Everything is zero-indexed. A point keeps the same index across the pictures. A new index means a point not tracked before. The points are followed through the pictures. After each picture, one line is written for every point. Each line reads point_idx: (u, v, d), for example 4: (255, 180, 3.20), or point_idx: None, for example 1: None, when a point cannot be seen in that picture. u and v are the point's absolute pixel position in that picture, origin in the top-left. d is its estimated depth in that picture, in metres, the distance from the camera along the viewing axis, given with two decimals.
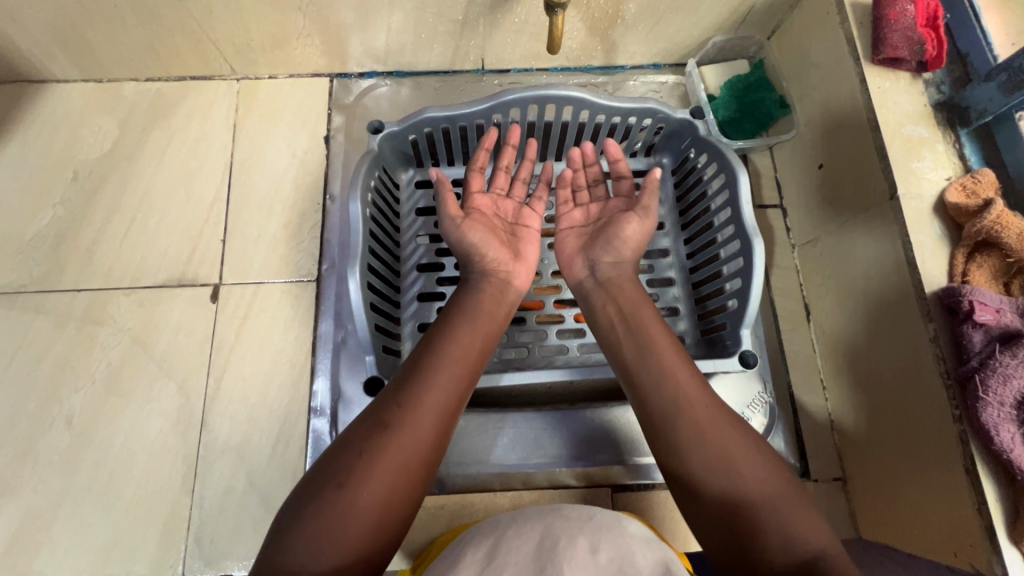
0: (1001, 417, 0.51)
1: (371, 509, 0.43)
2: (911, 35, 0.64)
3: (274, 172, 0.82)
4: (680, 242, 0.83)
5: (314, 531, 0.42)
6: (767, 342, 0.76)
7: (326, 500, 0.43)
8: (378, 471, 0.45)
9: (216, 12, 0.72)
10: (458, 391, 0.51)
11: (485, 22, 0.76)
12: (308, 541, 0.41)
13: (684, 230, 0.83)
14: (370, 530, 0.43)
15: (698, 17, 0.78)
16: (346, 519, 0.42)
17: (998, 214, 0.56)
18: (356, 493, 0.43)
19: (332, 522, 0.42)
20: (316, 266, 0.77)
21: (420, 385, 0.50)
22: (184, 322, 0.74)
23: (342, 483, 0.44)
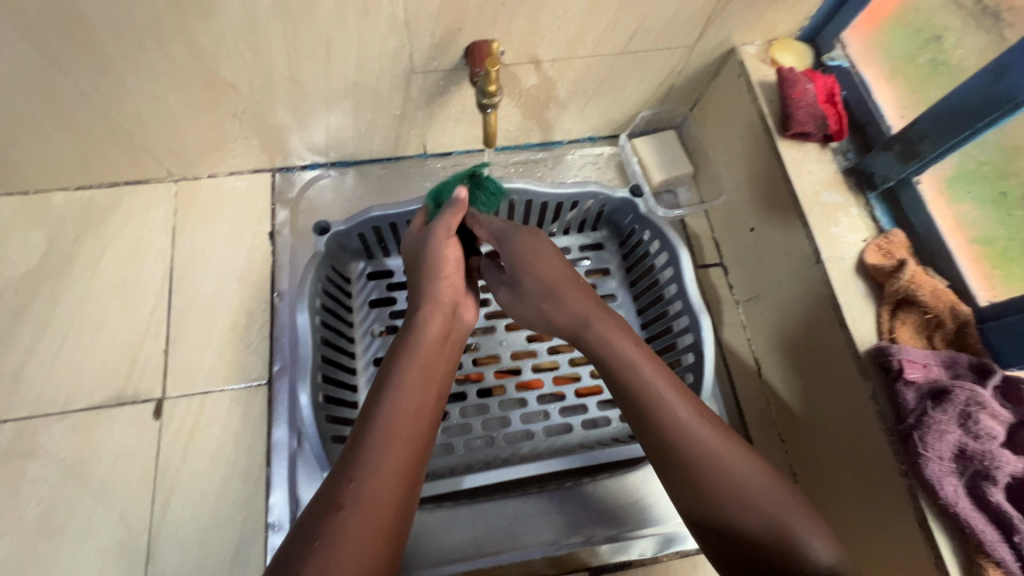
0: (943, 472, 0.53)
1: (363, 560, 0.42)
2: (806, 102, 0.70)
3: (218, 274, 0.80)
4: (633, 311, 0.86)
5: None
6: (725, 404, 0.78)
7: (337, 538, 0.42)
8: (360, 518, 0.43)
9: (148, 123, 0.71)
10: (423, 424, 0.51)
11: (423, 114, 0.78)
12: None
13: (635, 299, 0.86)
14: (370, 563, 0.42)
15: (624, 96, 0.83)
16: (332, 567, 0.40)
17: (912, 274, 0.61)
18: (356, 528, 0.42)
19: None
20: (267, 368, 0.75)
21: (389, 426, 0.48)
22: (125, 443, 0.70)
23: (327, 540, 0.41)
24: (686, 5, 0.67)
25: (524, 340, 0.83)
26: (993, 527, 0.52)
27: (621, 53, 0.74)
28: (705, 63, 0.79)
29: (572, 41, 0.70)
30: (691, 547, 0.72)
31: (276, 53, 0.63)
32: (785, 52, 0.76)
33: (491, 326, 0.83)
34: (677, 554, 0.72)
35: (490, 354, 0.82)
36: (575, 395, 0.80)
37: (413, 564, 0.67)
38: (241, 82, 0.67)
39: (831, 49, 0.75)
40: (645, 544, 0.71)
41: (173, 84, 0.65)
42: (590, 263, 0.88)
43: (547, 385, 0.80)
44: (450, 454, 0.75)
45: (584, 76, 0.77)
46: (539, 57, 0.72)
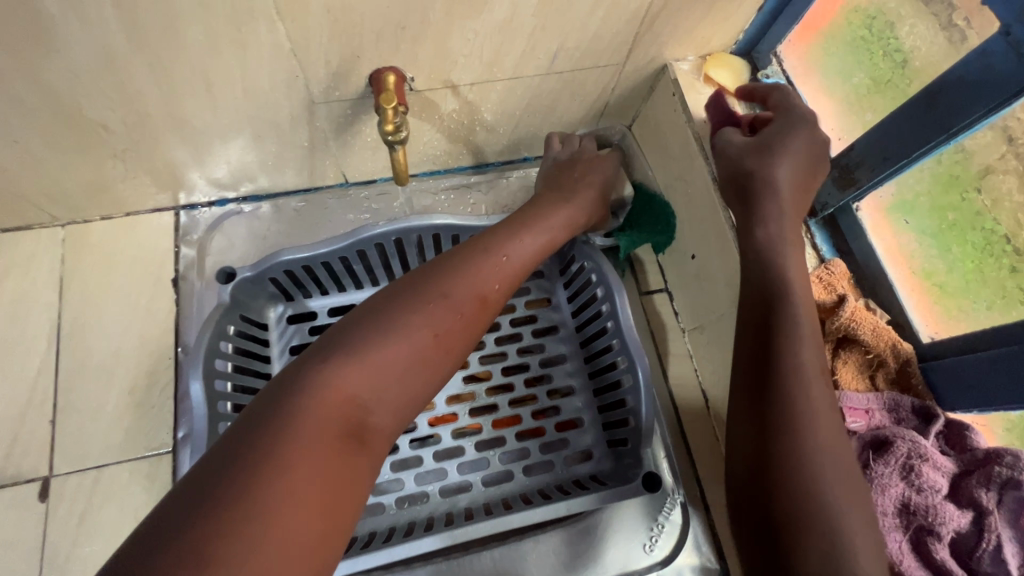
0: (886, 528, 0.50)
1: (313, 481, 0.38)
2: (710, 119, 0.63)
3: (114, 328, 0.72)
4: (577, 344, 0.81)
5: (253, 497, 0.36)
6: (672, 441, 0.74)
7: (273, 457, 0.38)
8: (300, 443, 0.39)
9: (13, 168, 0.62)
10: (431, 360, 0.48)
11: (335, 144, 0.71)
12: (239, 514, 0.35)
13: (579, 331, 0.81)
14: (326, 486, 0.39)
15: (557, 116, 0.78)
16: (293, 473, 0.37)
17: (852, 310, 0.57)
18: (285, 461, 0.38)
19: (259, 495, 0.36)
20: (172, 434, 0.68)
21: (498, 258, 0.56)
22: (6, 532, 0.62)
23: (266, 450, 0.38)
24: (609, 23, 0.62)
25: (460, 383, 0.77)
26: None
27: (546, 74, 0.68)
28: (638, 80, 0.74)
29: (489, 64, 0.64)
30: None
31: (146, 90, 0.56)
32: (720, 68, 0.71)
33: None
34: None
35: None
36: (515, 439, 0.75)
37: None
38: (114, 121, 0.59)
39: (767, 64, 0.70)
40: None
41: (30, 128, 0.57)
42: (532, 293, 0.83)
43: (486, 431, 0.75)
44: (382, 514, 0.70)
45: (509, 98, 0.71)
46: (455, 81, 0.65)
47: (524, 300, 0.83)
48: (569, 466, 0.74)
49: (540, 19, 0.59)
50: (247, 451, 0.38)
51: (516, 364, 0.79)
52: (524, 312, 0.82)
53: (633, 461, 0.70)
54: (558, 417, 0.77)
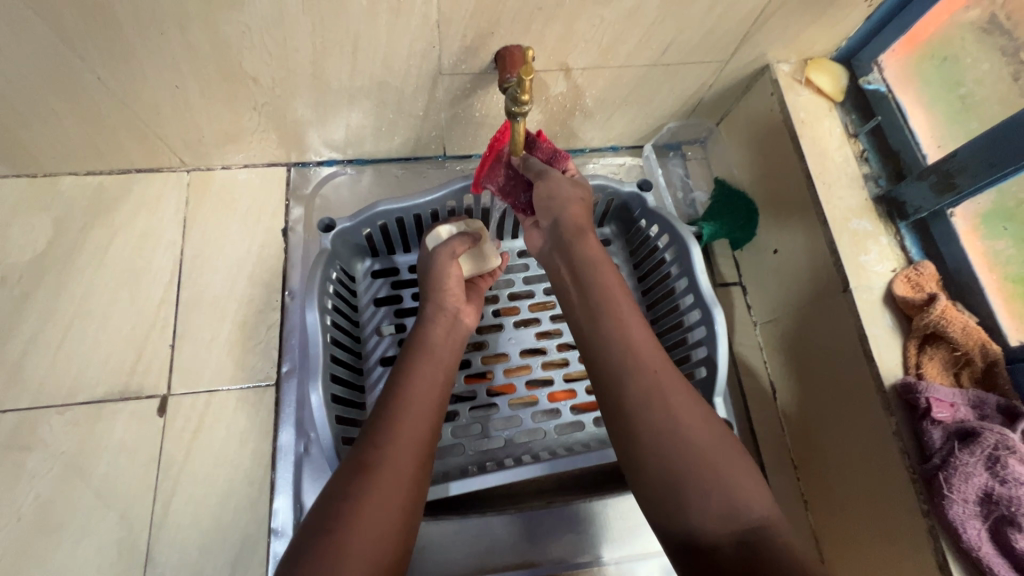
0: (968, 515, 0.53)
1: (405, 469, 0.50)
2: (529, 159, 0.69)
3: (228, 268, 0.78)
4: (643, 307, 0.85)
5: (357, 499, 0.47)
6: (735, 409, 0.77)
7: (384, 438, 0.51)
8: (402, 432, 0.52)
9: (164, 111, 0.69)
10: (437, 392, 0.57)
11: (447, 116, 0.76)
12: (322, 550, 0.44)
13: (645, 295, 0.85)
14: (407, 478, 0.49)
15: (652, 108, 0.82)
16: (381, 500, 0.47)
17: (943, 309, 0.59)
18: (397, 446, 0.51)
19: (336, 547, 0.44)
20: (275, 369, 0.73)
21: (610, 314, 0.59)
22: (128, 440, 0.68)
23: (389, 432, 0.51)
24: (724, 21, 0.66)
25: (533, 339, 0.81)
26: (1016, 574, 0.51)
27: (653, 65, 0.72)
28: (737, 79, 0.77)
29: (605, 50, 0.68)
30: None
31: (301, 49, 0.62)
32: (820, 72, 0.74)
33: (500, 324, 0.82)
34: None
35: (499, 352, 0.81)
36: (585, 392, 0.79)
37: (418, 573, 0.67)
38: (264, 76, 0.65)
39: (868, 72, 0.73)
40: (652, 565, 0.69)
41: (193, 75, 0.63)
42: None
43: (557, 383, 0.79)
44: (461, 454, 0.75)
45: (613, 86, 0.75)
46: (569, 65, 0.70)
47: None
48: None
49: (663, 12, 0.63)
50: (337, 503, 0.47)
51: None
52: None
53: None
54: None
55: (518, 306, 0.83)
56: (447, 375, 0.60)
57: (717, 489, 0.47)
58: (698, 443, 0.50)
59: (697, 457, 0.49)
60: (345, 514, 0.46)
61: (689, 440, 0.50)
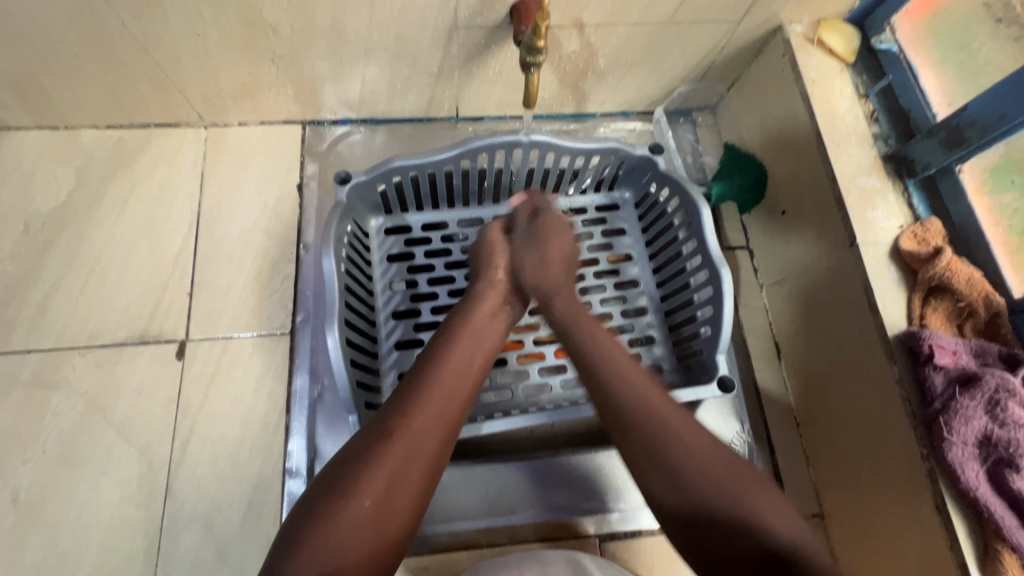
0: (966, 456, 0.54)
1: (427, 446, 0.48)
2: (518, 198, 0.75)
3: (244, 221, 0.79)
4: (650, 271, 0.86)
5: (369, 466, 0.46)
6: (739, 370, 0.78)
7: (411, 410, 0.49)
8: (430, 411, 0.50)
9: (185, 61, 0.70)
10: (475, 372, 0.56)
11: (460, 73, 0.77)
12: (323, 511, 0.44)
13: (652, 260, 0.86)
14: (426, 456, 0.48)
15: (664, 70, 0.82)
16: (396, 475, 0.46)
17: (948, 261, 0.60)
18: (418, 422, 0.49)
19: (338, 518, 0.43)
20: (290, 318, 0.75)
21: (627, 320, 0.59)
22: (147, 382, 0.70)
23: (417, 404, 0.50)
24: None
25: None
26: (1012, 513, 0.52)
27: (666, 23, 0.73)
28: (749, 40, 0.78)
29: (619, 6, 0.68)
30: None
31: None
32: (833, 33, 0.75)
33: None
34: None
35: None
36: None
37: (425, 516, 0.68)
38: (284, 25, 0.66)
39: (880, 32, 0.73)
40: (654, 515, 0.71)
41: (215, 22, 0.65)
42: (607, 224, 0.88)
43: None
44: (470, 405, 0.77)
45: (626, 45, 0.76)
46: (583, 20, 0.70)
47: (600, 232, 0.88)
48: None
49: None
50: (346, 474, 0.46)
51: (594, 286, 0.84)
52: (599, 240, 0.87)
53: (706, 369, 0.74)
54: (630, 334, 0.82)
55: None
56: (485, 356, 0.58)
57: (747, 502, 0.46)
58: (713, 457, 0.48)
59: (717, 483, 0.47)
60: (356, 482, 0.45)
61: (697, 459, 0.48)
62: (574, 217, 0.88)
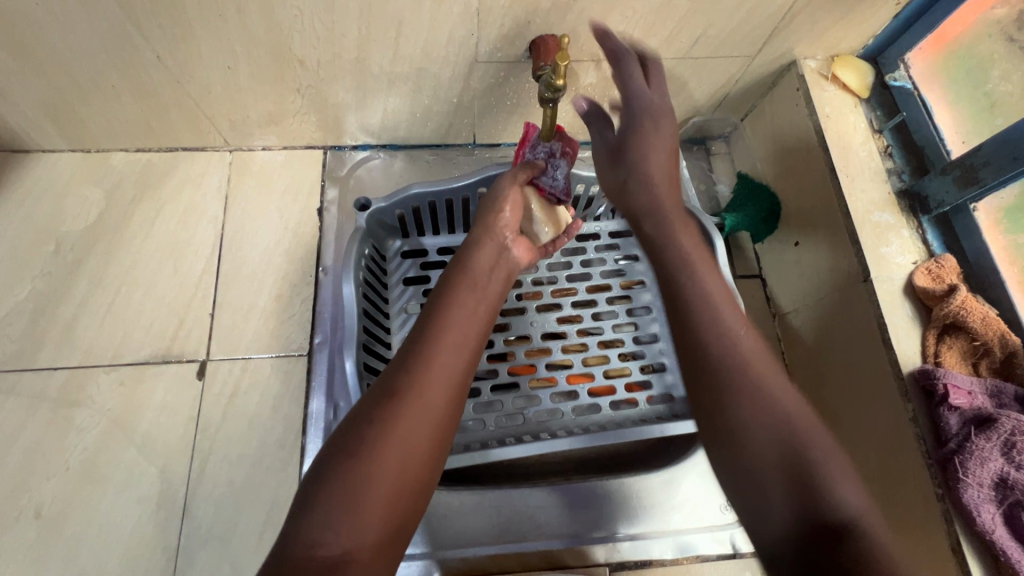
0: (981, 498, 0.54)
1: (437, 404, 0.48)
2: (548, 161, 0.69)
3: (266, 242, 0.82)
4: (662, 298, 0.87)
5: (385, 427, 0.46)
6: None
7: (421, 369, 0.49)
8: (438, 368, 0.50)
9: (215, 91, 0.73)
10: (477, 327, 0.55)
11: (479, 103, 0.79)
12: (345, 474, 0.43)
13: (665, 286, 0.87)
14: (436, 422, 0.48)
15: (679, 101, 0.84)
16: (408, 437, 0.46)
17: (963, 299, 0.60)
18: (427, 379, 0.49)
19: (355, 481, 0.43)
20: (308, 340, 0.76)
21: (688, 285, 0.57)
22: (168, 401, 0.72)
23: (424, 362, 0.50)
24: (754, 15, 0.68)
25: (554, 323, 0.84)
26: None
27: (682, 58, 0.74)
28: (764, 74, 0.79)
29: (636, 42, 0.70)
30: (712, 552, 0.72)
31: (348, 33, 0.65)
32: (847, 68, 0.76)
33: (522, 308, 0.84)
34: (697, 559, 0.72)
35: (521, 334, 0.83)
36: (604, 376, 0.81)
37: (438, 541, 0.69)
38: (311, 58, 0.69)
39: (894, 69, 0.74)
40: (664, 545, 0.71)
41: (245, 55, 0.67)
42: (620, 250, 0.89)
43: (576, 366, 0.81)
44: (482, 429, 0.77)
45: None
46: (601, 55, 0.72)
47: (613, 257, 0.89)
48: (654, 403, 0.80)
49: (695, 4, 0.65)
50: (357, 436, 0.46)
51: (606, 311, 0.85)
52: (612, 266, 0.88)
53: None
54: (642, 361, 0.83)
55: (540, 291, 0.86)
56: (489, 308, 0.58)
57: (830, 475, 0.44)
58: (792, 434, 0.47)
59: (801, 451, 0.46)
60: (368, 448, 0.45)
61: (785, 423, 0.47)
62: (588, 243, 0.89)
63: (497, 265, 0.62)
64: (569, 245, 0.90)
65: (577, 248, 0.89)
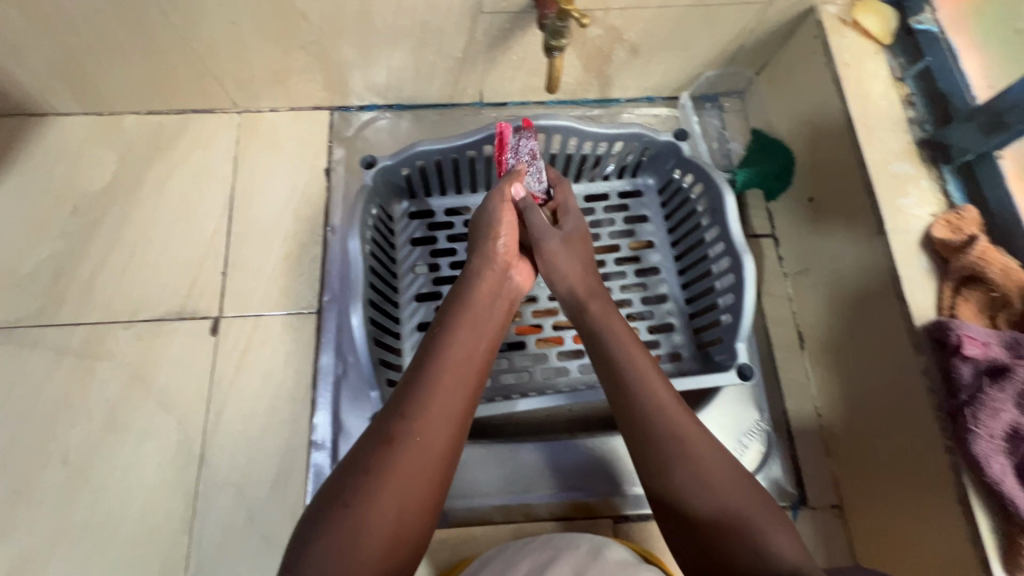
0: (992, 450, 0.53)
1: (434, 452, 0.48)
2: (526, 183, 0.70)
3: (275, 203, 0.82)
4: (672, 259, 0.85)
5: (380, 477, 0.46)
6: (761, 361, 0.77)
7: (416, 415, 0.49)
8: (433, 416, 0.50)
9: (219, 48, 0.73)
10: (479, 360, 0.55)
11: (484, 59, 0.78)
12: (338, 524, 0.44)
13: (674, 247, 0.86)
14: (437, 460, 0.48)
15: (691, 54, 0.81)
16: (407, 483, 0.47)
17: (982, 250, 0.58)
18: (426, 421, 0.49)
19: (356, 526, 0.44)
20: (317, 298, 0.78)
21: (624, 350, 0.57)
22: (184, 355, 0.74)
23: (420, 406, 0.50)
24: None
25: None
26: None
27: (693, 6, 0.71)
28: (780, 22, 0.76)
29: None
30: None
31: None
32: (868, 12, 0.72)
33: None
34: None
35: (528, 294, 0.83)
36: None
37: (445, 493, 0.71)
38: (313, 12, 0.68)
39: (920, 12, 0.71)
40: None
41: (248, 9, 0.67)
42: (630, 210, 0.88)
43: None
44: (491, 385, 0.78)
45: (652, 30, 0.75)
46: (609, 4, 0.70)
47: (622, 217, 0.88)
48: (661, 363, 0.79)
49: None
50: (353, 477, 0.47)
51: (613, 272, 0.84)
52: (621, 227, 0.87)
53: (726, 356, 0.73)
54: (649, 321, 0.82)
55: None
56: (490, 342, 0.58)
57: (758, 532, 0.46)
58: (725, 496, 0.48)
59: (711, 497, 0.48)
60: (362, 492, 0.46)
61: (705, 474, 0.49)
62: (596, 203, 0.88)
63: (496, 296, 0.62)
64: (577, 206, 0.88)
65: (585, 209, 0.88)
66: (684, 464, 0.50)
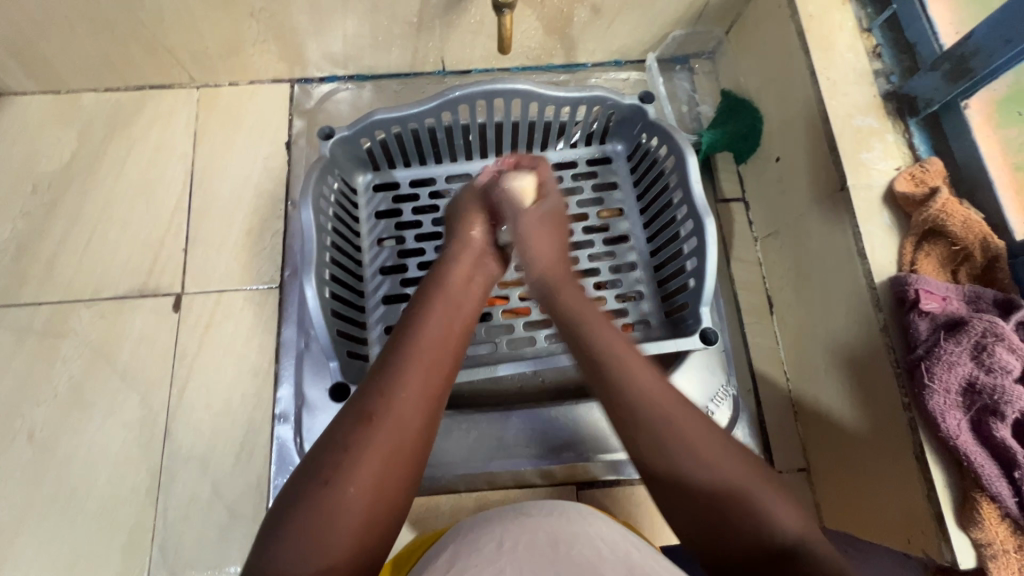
0: (947, 404, 0.52)
1: (410, 430, 0.44)
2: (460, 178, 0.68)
3: (236, 178, 0.81)
4: (641, 226, 0.84)
5: (357, 453, 0.42)
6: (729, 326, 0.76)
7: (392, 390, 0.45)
8: (411, 392, 0.45)
9: (167, 18, 0.71)
10: (457, 339, 0.51)
11: (441, 23, 0.76)
12: (311, 505, 0.40)
13: (643, 214, 0.84)
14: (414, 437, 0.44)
15: (655, 13, 0.78)
16: (385, 460, 0.43)
17: (943, 202, 0.56)
18: (405, 398, 0.45)
19: (331, 503, 0.40)
20: (279, 273, 0.77)
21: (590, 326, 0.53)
22: (147, 332, 0.74)
23: (396, 379, 0.46)
24: None
25: None
26: (992, 461, 0.50)
27: None
28: None
29: None
30: None
31: None
32: None
33: None
34: None
35: None
36: None
37: None
38: None
39: None
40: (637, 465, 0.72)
41: None
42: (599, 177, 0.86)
43: None
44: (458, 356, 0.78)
45: None
46: None
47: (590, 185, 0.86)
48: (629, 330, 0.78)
49: None
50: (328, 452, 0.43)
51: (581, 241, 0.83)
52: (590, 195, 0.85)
53: (691, 321, 0.72)
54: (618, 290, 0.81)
55: None
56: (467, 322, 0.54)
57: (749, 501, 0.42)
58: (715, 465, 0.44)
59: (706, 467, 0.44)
60: (342, 468, 0.42)
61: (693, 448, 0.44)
62: (564, 171, 0.86)
63: (473, 275, 0.59)
64: None
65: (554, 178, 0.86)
66: (668, 435, 0.45)
